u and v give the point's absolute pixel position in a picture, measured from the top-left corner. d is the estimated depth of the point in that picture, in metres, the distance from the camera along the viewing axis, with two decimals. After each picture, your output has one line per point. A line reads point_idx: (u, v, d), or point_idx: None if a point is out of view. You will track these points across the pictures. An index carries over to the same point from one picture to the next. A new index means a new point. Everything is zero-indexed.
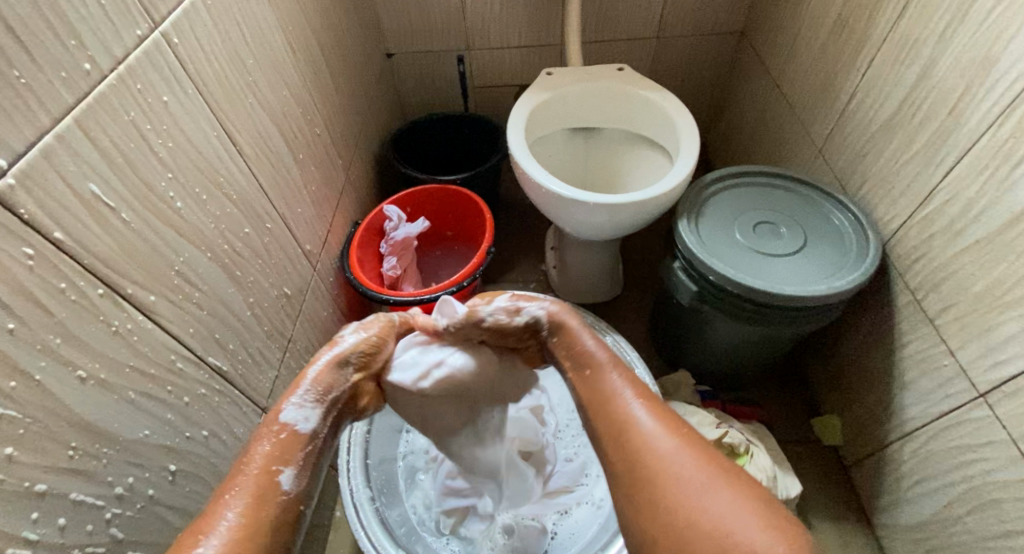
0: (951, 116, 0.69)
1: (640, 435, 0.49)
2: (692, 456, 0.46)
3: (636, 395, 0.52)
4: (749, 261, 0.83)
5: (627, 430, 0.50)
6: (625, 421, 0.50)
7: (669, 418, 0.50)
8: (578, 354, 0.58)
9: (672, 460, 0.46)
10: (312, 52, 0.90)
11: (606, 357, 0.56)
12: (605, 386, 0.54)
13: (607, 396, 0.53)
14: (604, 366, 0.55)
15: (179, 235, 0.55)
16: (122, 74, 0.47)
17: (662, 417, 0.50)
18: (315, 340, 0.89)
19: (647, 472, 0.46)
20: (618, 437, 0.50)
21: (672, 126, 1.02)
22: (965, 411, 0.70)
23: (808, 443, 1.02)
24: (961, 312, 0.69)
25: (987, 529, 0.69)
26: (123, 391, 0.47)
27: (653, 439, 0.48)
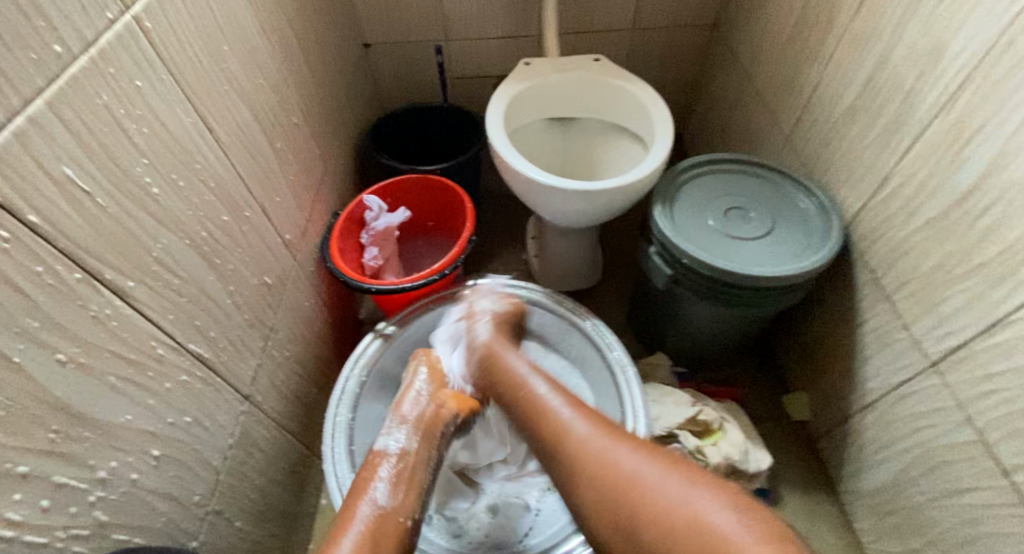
0: (906, 102, 0.73)
1: (589, 447, 0.54)
2: (644, 460, 0.50)
3: (584, 423, 0.57)
4: (721, 244, 0.86)
5: (576, 445, 0.54)
6: (577, 446, 0.54)
7: (619, 436, 0.54)
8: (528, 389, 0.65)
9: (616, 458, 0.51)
10: (287, 41, 0.90)
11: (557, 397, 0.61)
12: (558, 422, 0.58)
13: (559, 430, 0.57)
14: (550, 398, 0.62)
15: (156, 221, 0.55)
16: (94, 58, 0.47)
17: (597, 423, 0.56)
18: (297, 329, 0.89)
19: (600, 476, 0.51)
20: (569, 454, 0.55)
21: (647, 115, 1.04)
22: (918, 382, 0.74)
23: (778, 419, 1.06)
24: (916, 288, 0.73)
25: (938, 490, 0.73)
26: (103, 375, 0.48)
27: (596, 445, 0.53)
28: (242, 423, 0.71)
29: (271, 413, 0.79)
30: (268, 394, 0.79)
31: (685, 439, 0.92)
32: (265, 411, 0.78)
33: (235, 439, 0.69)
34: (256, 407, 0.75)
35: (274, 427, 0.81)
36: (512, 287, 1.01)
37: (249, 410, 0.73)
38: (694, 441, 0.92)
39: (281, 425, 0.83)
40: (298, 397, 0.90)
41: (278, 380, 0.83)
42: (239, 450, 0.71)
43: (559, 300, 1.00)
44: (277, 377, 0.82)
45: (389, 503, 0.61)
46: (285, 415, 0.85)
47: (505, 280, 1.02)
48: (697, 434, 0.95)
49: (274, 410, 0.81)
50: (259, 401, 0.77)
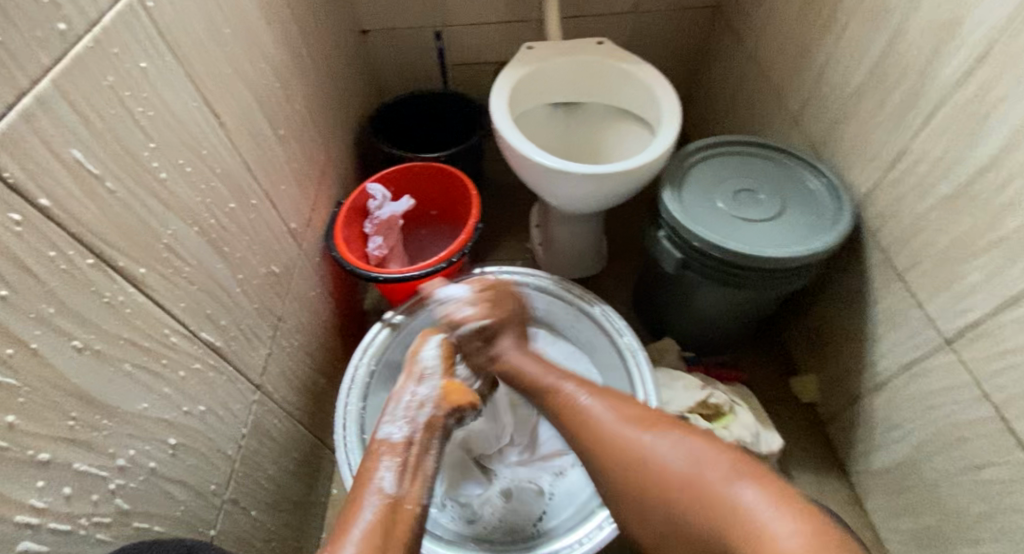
0: (918, 79, 0.72)
1: (629, 447, 0.56)
2: (707, 464, 0.50)
3: (644, 432, 0.57)
4: (731, 227, 0.86)
5: (631, 464, 0.55)
6: (643, 461, 0.54)
7: (675, 437, 0.55)
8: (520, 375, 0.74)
9: (655, 458, 0.54)
10: (287, 26, 0.88)
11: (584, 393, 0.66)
12: (633, 456, 0.55)
13: (616, 442, 0.58)
14: (591, 402, 0.64)
15: (165, 207, 0.54)
16: (98, 37, 0.46)
17: (661, 432, 0.56)
18: (304, 319, 0.88)
19: (648, 488, 0.52)
20: (641, 482, 0.53)
21: (653, 97, 1.03)
22: (931, 359, 0.74)
23: (788, 402, 1.06)
24: (930, 266, 0.73)
25: (952, 466, 0.73)
26: (119, 363, 0.47)
27: (625, 436, 0.58)
28: (254, 413, 0.70)
29: (282, 403, 0.79)
30: (278, 384, 0.78)
31: (696, 421, 0.91)
32: (276, 401, 0.78)
33: (249, 429, 0.68)
34: (267, 397, 0.74)
35: (285, 417, 0.80)
36: (520, 275, 1.01)
37: (261, 400, 0.73)
38: (705, 423, 0.91)
39: (292, 415, 0.82)
40: (307, 387, 0.89)
41: (288, 370, 0.82)
42: (252, 440, 0.70)
43: (567, 287, 1.00)
44: (287, 367, 0.81)
45: (395, 491, 0.55)
46: (296, 405, 0.84)
47: (512, 267, 1.02)
48: (707, 417, 0.95)
49: (285, 400, 0.80)
50: (270, 390, 0.76)
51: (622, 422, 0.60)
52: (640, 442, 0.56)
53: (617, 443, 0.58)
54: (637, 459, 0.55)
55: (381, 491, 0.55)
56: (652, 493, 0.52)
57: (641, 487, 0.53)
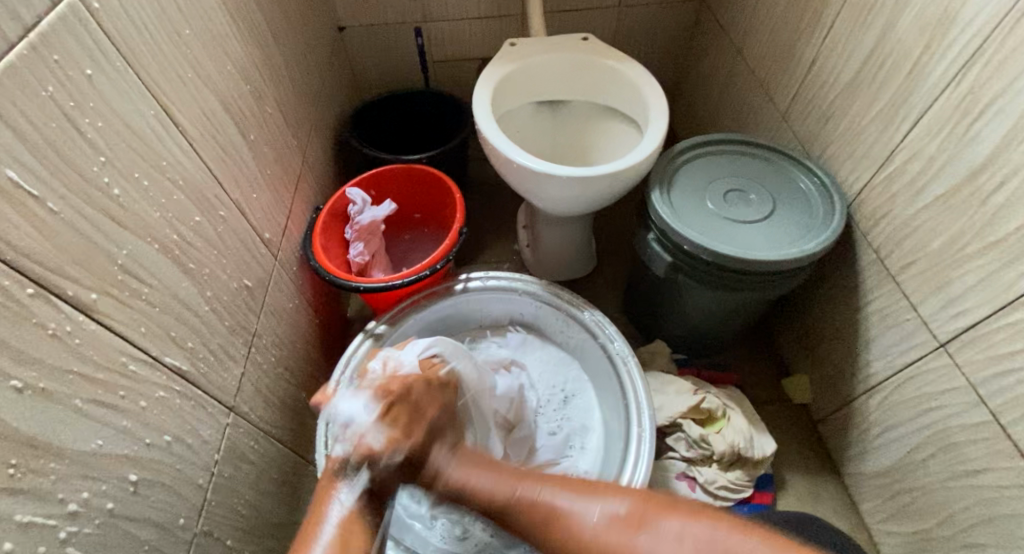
0: (911, 74, 0.70)
1: (595, 540, 0.45)
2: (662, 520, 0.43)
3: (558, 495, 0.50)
4: (722, 228, 0.83)
5: (579, 543, 0.45)
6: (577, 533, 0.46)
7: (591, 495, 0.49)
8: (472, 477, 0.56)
9: (596, 528, 0.45)
10: (256, 25, 0.84)
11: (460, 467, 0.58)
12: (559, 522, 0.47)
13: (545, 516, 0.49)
14: (515, 484, 0.53)
15: (119, 226, 0.50)
16: (35, 44, 0.42)
17: (580, 489, 0.50)
18: (282, 332, 0.85)
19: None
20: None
21: (640, 95, 1.00)
22: (925, 362, 0.72)
23: (780, 403, 1.05)
24: (923, 268, 0.70)
25: (946, 471, 0.72)
26: (68, 399, 0.43)
27: (572, 514, 0.48)
28: (228, 437, 0.67)
29: (258, 424, 0.75)
30: (255, 403, 0.75)
31: (689, 428, 0.91)
32: (253, 421, 0.74)
33: (221, 454, 0.65)
34: (242, 418, 0.71)
35: (263, 437, 0.77)
36: (507, 280, 0.97)
37: (235, 422, 0.69)
38: (698, 430, 0.90)
39: (270, 434, 0.79)
40: (287, 404, 0.85)
41: (265, 388, 0.78)
42: (226, 465, 0.66)
43: (556, 292, 0.96)
44: (264, 385, 0.78)
45: (351, 505, 0.58)
46: (274, 424, 0.81)
47: (499, 272, 0.98)
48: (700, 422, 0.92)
49: (262, 420, 0.76)
50: (246, 411, 0.72)
51: (557, 491, 0.51)
52: (575, 515, 0.47)
53: (566, 534, 0.46)
54: (583, 544, 0.45)
55: (340, 505, 0.58)
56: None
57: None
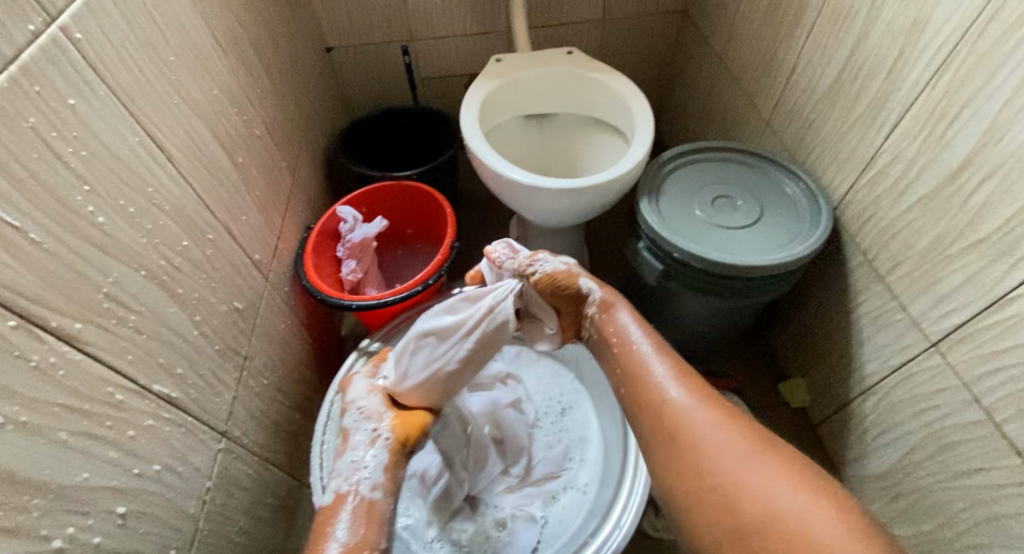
0: (888, 78, 0.70)
1: (706, 444, 0.48)
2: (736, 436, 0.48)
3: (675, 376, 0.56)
4: (711, 235, 0.83)
5: (682, 428, 0.50)
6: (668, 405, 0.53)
7: (717, 404, 0.52)
8: (625, 339, 0.63)
9: (705, 430, 0.49)
10: (242, 49, 0.84)
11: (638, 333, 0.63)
12: (642, 369, 0.58)
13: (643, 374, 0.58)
14: (667, 376, 0.56)
15: (105, 254, 0.50)
16: (15, 75, 0.42)
17: (701, 398, 0.52)
18: (274, 354, 0.84)
19: (699, 461, 0.47)
20: (684, 451, 0.49)
21: (625, 106, 1.01)
22: (917, 362, 0.72)
23: (777, 407, 1.04)
24: (910, 268, 0.71)
25: (945, 471, 0.71)
26: (51, 432, 0.42)
27: (691, 416, 0.50)
28: (220, 462, 0.66)
29: (251, 448, 0.74)
30: (247, 428, 0.74)
31: None
32: (246, 446, 0.73)
33: (214, 481, 0.64)
34: (234, 443, 0.70)
35: (256, 462, 0.76)
36: None
37: (228, 447, 0.68)
38: None
39: (263, 458, 0.78)
40: (281, 426, 0.84)
41: (257, 411, 0.77)
42: (219, 491, 0.65)
43: None
44: (256, 408, 0.77)
45: (352, 538, 0.53)
46: (267, 447, 0.80)
47: None
48: None
49: (255, 444, 0.75)
50: (238, 435, 0.71)
51: (700, 404, 0.52)
52: (690, 417, 0.50)
53: (681, 424, 0.50)
54: (671, 417, 0.52)
55: (337, 540, 0.53)
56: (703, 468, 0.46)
57: (691, 458, 0.48)
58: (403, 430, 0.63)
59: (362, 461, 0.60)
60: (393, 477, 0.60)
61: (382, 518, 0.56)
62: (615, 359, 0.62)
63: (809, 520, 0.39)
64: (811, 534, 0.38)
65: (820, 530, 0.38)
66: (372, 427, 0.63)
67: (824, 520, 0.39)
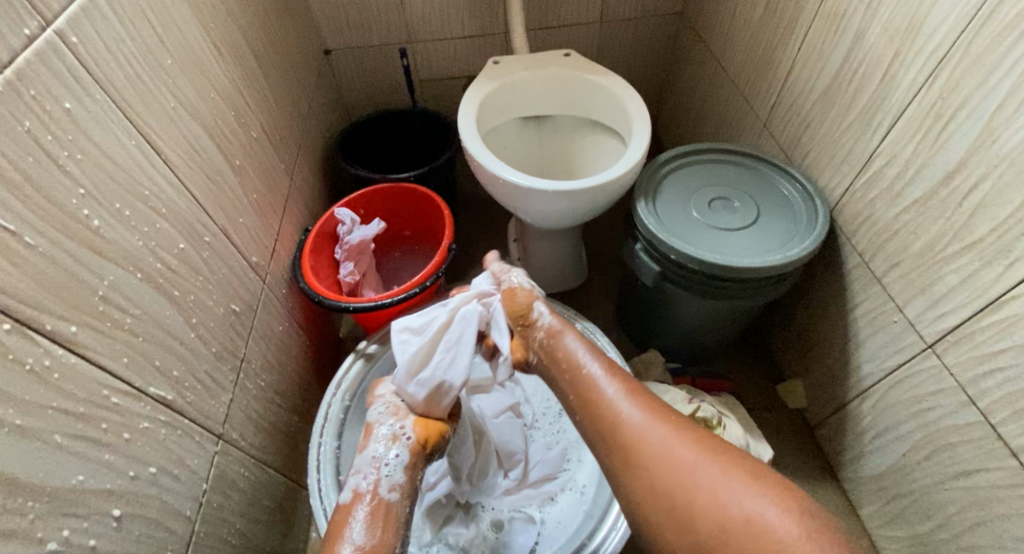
0: (884, 80, 0.70)
1: (666, 462, 0.44)
2: (685, 443, 0.46)
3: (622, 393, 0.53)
4: (708, 236, 0.83)
5: (640, 450, 0.47)
6: (618, 425, 0.50)
7: (659, 411, 0.50)
8: (574, 363, 0.59)
9: (658, 444, 0.46)
10: (239, 51, 0.85)
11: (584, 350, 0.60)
12: (592, 388, 0.55)
13: (592, 389, 0.55)
14: (621, 396, 0.52)
15: (100, 257, 0.50)
16: (10, 79, 0.42)
17: (655, 413, 0.49)
18: (271, 356, 0.84)
19: (658, 483, 0.44)
20: (642, 474, 0.45)
21: (622, 108, 1.01)
22: (914, 364, 0.72)
23: (775, 408, 1.04)
24: (906, 270, 0.71)
25: (942, 473, 0.71)
26: (47, 435, 0.42)
27: (647, 437, 0.47)
28: (216, 465, 0.66)
29: (248, 450, 0.74)
30: (244, 430, 0.74)
31: None
32: (242, 448, 0.73)
33: (210, 483, 0.64)
34: (231, 445, 0.70)
35: (253, 464, 0.76)
36: None
37: (224, 450, 0.68)
38: None
39: (260, 460, 0.78)
40: (279, 428, 0.84)
41: (255, 413, 0.77)
42: (215, 494, 0.65)
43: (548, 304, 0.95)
44: (253, 410, 0.77)
45: (365, 540, 0.54)
46: (264, 449, 0.80)
47: None
48: None
49: (252, 446, 0.75)
50: (235, 438, 0.71)
51: (655, 421, 0.48)
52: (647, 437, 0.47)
53: (638, 446, 0.47)
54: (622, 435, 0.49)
55: (351, 541, 0.53)
56: (664, 489, 0.43)
57: (650, 481, 0.45)
58: (423, 430, 0.65)
59: (383, 457, 0.62)
60: (411, 476, 0.62)
61: (398, 520, 0.58)
62: (566, 384, 0.58)
63: (771, 518, 0.38)
64: (779, 544, 0.37)
65: (784, 534, 0.37)
66: (396, 425, 0.65)
67: (787, 527, 0.37)
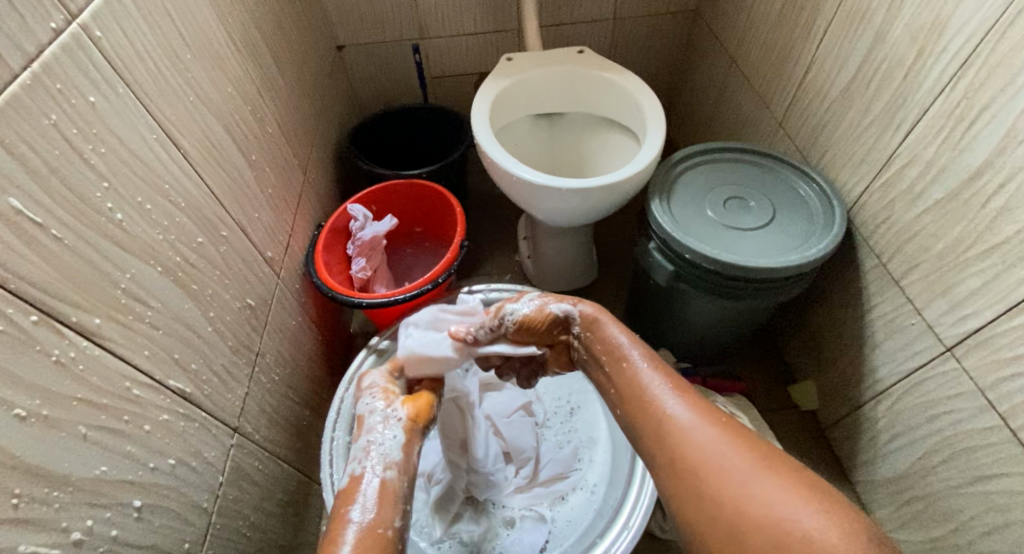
0: (905, 80, 0.70)
1: (721, 472, 0.41)
2: (735, 446, 0.43)
3: (670, 390, 0.50)
4: (723, 236, 0.83)
5: (688, 452, 0.44)
6: (663, 421, 0.47)
7: (707, 410, 0.47)
8: (617, 353, 0.56)
9: (705, 445, 0.44)
10: (256, 47, 0.85)
11: (627, 340, 0.57)
12: (636, 381, 0.52)
13: (637, 383, 0.52)
14: (669, 396, 0.49)
15: (123, 250, 0.50)
16: (37, 72, 0.42)
17: (703, 411, 0.47)
18: (285, 351, 0.85)
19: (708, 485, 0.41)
20: (692, 478, 0.42)
21: (636, 106, 1.01)
22: (932, 367, 0.71)
23: (787, 410, 1.03)
24: (925, 272, 0.70)
25: (960, 477, 0.70)
26: (71, 426, 0.43)
27: (696, 439, 0.44)
28: (232, 458, 0.66)
29: (263, 444, 0.75)
30: (259, 424, 0.74)
31: None
32: (257, 441, 0.74)
33: (226, 476, 0.65)
34: (246, 439, 0.70)
35: (267, 458, 0.76)
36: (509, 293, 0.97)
37: (240, 443, 0.69)
38: None
39: (274, 454, 0.78)
40: (292, 422, 0.85)
41: (269, 407, 0.78)
42: (231, 486, 0.66)
43: None
44: (268, 404, 0.77)
45: (370, 517, 0.48)
46: (278, 443, 0.80)
47: (501, 284, 0.98)
48: None
49: (266, 440, 0.76)
50: (250, 431, 0.72)
51: (705, 424, 0.45)
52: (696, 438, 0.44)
53: (688, 449, 0.44)
54: (666, 432, 0.47)
55: (356, 519, 0.48)
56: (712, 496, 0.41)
57: (701, 483, 0.42)
58: (415, 407, 0.58)
59: (373, 439, 0.54)
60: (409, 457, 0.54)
61: (398, 497, 0.51)
62: (608, 375, 0.57)
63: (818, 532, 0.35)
64: None
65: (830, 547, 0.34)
66: (386, 408, 0.57)
67: (848, 545, 0.34)
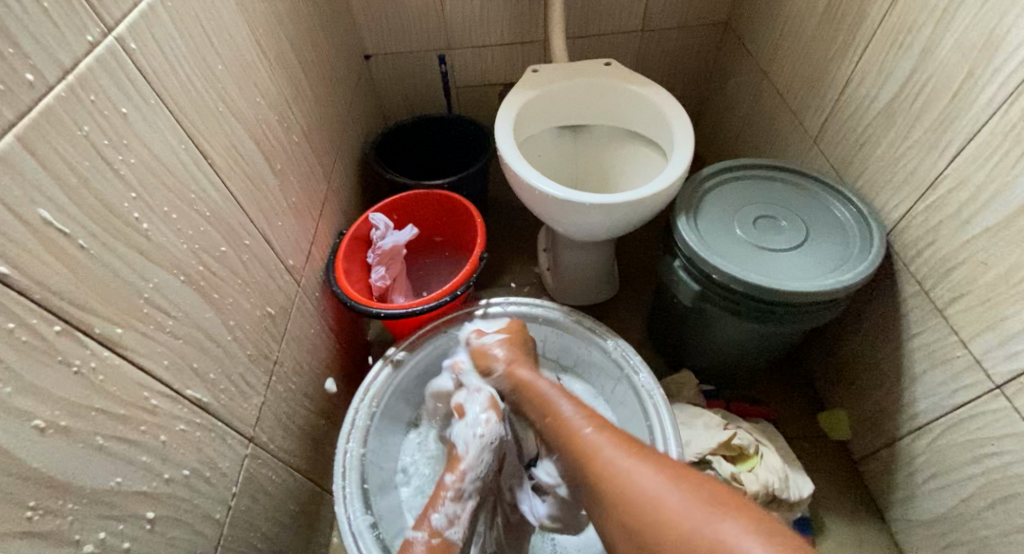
0: (954, 100, 0.67)
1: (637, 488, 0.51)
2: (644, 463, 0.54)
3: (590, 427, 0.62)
4: (753, 257, 0.80)
5: (628, 498, 0.51)
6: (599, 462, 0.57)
7: (629, 445, 0.57)
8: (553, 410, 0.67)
9: (631, 478, 0.52)
10: (284, 54, 0.85)
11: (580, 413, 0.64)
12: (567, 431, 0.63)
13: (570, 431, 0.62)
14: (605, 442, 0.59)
15: (147, 259, 0.50)
16: (72, 84, 0.42)
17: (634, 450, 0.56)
18: (302, 359, 0.84)
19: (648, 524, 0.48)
20: (633, 518, 0.50)
21: (664, 121, 0.99)
22: (979, 403, 0.68)
23: (816, 438, 1.00)
24: (973, 302, 0.67)
25: (1007, 523, 0.67)
26: (88, 437, 0.43)
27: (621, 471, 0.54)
28: (246, 468, 0.66)
29: (276, 454, 0.74)
30: (273, 433, 0.74)
31: (719, 465, 0.85)
32: (271, 452, 0.73)
33: (240, 486, 0.64)
34: (260, 449, 0.70)
35: (281, 467, 0.76)
36: (528, 306, 0.95)
37: (254, 453, 0.68)
38: (729, 468, 0.85)
39: (288, 464, 0.78)
40: (307, 432, 0.85)
41: (284, 417, 0.77)
42: (244, 498, 0.65)
43: (579, 318, 0.93)
44: (283, 414, 0.77)
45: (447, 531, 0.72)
46: (292, 453, 0.80)
47: (520, 298, 0.97)
48: (731, 459, 0.87)
49: (280, 450, 0.76)
50: (264, 441, 0.71)
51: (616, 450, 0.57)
52: (625, 472, 0.53)
53: (626, 489, 0.52)
54: (614, 478, 0.54)
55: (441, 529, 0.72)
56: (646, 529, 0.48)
57: (642, 523, 0.49)
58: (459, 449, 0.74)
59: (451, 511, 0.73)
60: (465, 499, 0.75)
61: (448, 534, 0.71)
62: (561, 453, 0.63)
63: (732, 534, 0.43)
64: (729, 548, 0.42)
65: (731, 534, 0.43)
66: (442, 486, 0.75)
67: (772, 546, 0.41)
